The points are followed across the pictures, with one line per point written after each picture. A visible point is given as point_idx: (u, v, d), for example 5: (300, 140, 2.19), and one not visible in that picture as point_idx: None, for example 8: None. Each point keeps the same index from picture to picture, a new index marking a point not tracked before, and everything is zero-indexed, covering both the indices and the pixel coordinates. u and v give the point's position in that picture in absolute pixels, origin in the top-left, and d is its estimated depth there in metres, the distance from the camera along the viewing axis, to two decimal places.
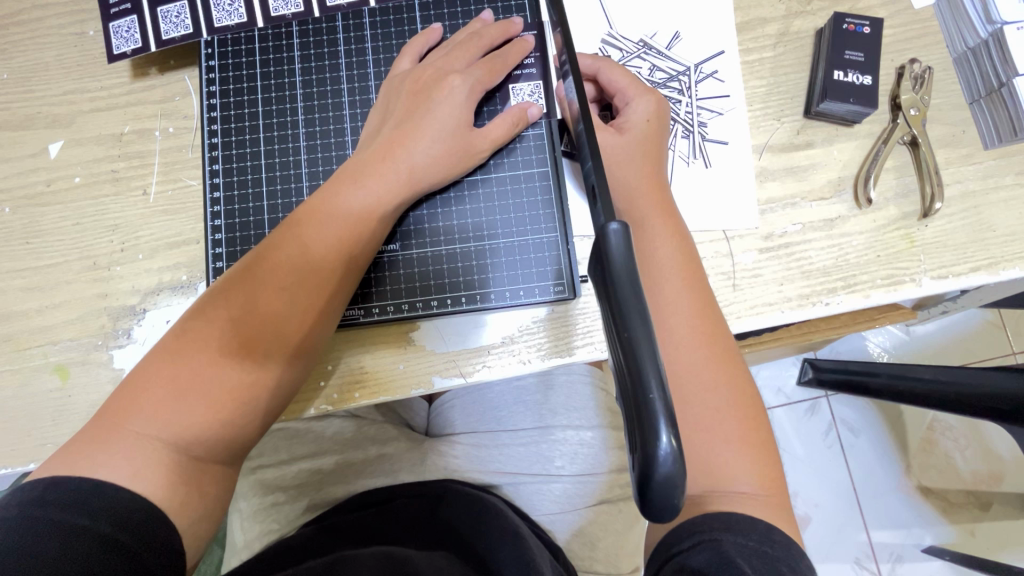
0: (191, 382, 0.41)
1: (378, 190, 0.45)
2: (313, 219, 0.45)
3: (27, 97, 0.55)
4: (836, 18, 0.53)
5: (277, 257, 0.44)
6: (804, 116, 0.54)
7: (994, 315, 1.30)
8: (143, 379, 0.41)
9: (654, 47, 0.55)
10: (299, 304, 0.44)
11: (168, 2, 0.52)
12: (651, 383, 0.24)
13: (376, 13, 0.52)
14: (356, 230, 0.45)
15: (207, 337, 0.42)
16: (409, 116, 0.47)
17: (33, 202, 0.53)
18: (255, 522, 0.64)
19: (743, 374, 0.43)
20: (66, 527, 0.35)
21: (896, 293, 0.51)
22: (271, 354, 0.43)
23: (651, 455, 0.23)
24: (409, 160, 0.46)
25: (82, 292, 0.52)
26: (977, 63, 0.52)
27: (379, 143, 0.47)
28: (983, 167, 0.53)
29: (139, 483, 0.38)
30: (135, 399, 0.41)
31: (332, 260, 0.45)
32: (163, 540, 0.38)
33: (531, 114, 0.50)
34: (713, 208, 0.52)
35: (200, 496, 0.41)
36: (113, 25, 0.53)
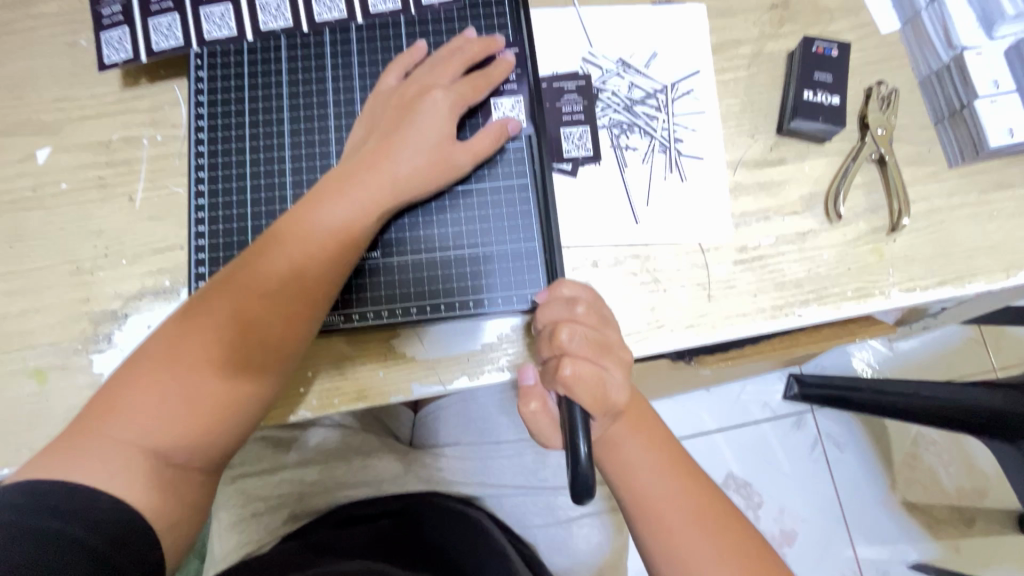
0: (175, 390, 0.42)
1: (362, 201, 0.46)
2: (298, 230, 0.46)
3: (17, 104, 0.56)
4: (806, 41, 0.55)
5: (260, 266, 0.45)
6: (777, 133, 0.56)
7: (974, 332, 1.33)
8: (126, 385, 0.42)
9: (632, 66, 0.57)
10: (281, 312, 0.45)
11: (160, 14, 0.53)
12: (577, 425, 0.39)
13: (363, 29, 0.54)
14: (341, 241, 0.46)
15: (190, 345, 0.43)
16: (393, 130, 0.48)
17: (18, 207, 0.54)
18: (232, 533, 0.63)
19: (719, 503, 0.46)
20: (37, 531, 0.35)
21: (867, 305, 0.53)
22: (252, 361, 0.44)
23: (575, 456, 0.37)
24: (393, 171, 0.47)
25: (64, 296, 0.53)
26: (941, 86, 0.55)
27: (363, 155, 0.48)
28: (948, 184, 0.55)
29: (115, 487, 0.39)
30: (116, 403, 0.41)
31: (316, 270, 0.46)
32: (140, 544, 0.38)
33: (510, 128, 0.51)
34: (690, 221, 0.54)
35: (180, 500, 0.42)
36: (105, 35, 0.54)
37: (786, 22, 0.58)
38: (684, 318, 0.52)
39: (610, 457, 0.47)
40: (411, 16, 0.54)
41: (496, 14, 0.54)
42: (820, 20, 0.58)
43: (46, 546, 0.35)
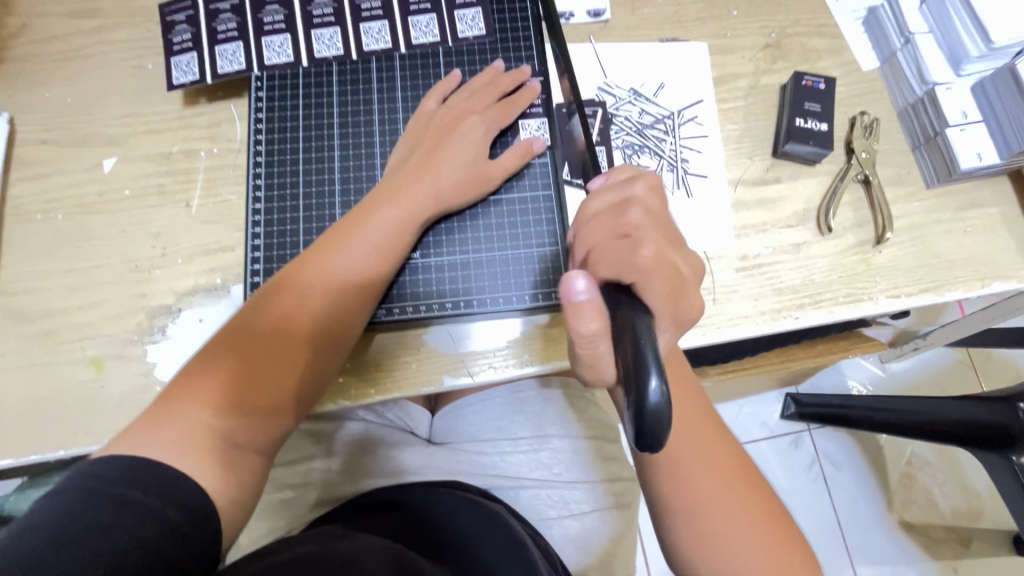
0: (246, 372, 0.47)
1: (410, 208, 0.52)
2: (354, 232, 0.51)
3: (87, 119, 0.62)
4: (796, 76, 0.62)
5: (316, 268, 0.50)
6: (773, 155, 0.62)
7: (961, 354, 1.38)
8: (199, 369, 0.47)
9: (643, 95, 0.64)
10: (337, 305, 0.50)
11: (225, 42, 0.60)
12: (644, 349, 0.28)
13: (406, 58, 0.60)
14: (391, 243, 0.52)
15: (259, 333, 0.48)
16: (436, 147, 0.54)
17: (84, 210, 0.59)
18: (262, 521, 0.68)
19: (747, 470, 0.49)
20: (117, 497, 0.38)
21: (857, 310, 0.58)
22: (310, 349, 0.49)
23: (641, 395, 0.27)
24: (437, 183, 0.53)
25: (123, 291, 0.57)
26: (917, 117, 0.62)
27: (410, 168, 0.54)
28: (926, 202, 0.61)
29: (184, 465, 0.42)
30: (188, 390, 0.46)
31: (369, 269, 0.51)
32: (205, 519, 0.41)
33: (535, 146, 0.57)
34: (696, 232, 0.59)
35: (236, 480, 0.45)
36: (174, 59, 0.60)
37: (778, 60, 0.65)
38: None
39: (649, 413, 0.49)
40: (448, 48, 0.61)
41: (524, 47, 0.61)
42: (808, 59, 0.65)
43: (124, 509, 0.37)
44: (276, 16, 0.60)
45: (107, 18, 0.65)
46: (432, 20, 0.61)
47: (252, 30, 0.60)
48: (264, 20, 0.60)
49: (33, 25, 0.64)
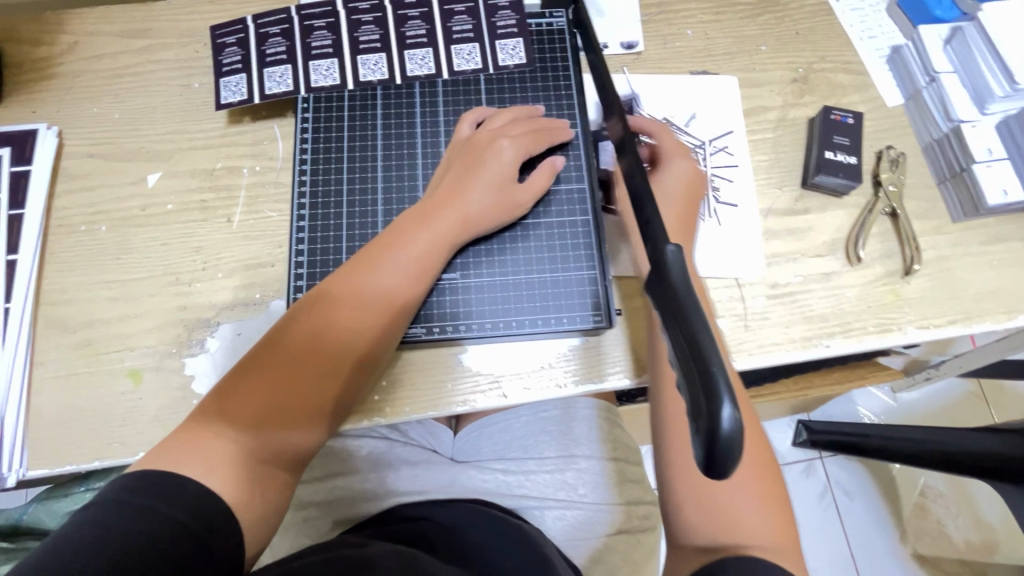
0: (278, 389, 0.47)
1: (441, 231, 0.53)
2: (385, 253, 0.52)
3: (133, 134, 0.63)
4: (825, 110, 0.64)
5: (349, 289, 0.51)
6: (802, 186, 0.64)
7: (973, 385, 1.39)
8: (232, 388, 0.47)
9: (674, 124, 0.66)
10: (369, 323, 0.50)
11: (274, 65, 0.62)
12: (715, 367, 0.29)
13: (449, 84, 0.63)
14: (423, 264, 0.52)
15: (291, 352, 0.48)
16: (466, 172, 0.55)
17: (127, 223, 0.60)
18: (288, 535, 0.68)
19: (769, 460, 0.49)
20: (153, 513, 0.38)
21: (886, 339, 0.59)
22: (342, 367, 0.49)
23: (715, 423, 0.28)
24: (466, 206, 0.54)
25: (162, 304, 0.58)
26: (943, 153, 0.63)
27: (441, 192, 0.55)
28: (953, 236, 0.62)
29: (213, 479, 0.42)
30: (221, 406, 0.46)
31: (401, 289, 0.52)
32: (229, 535, 0.41)
33: (557, 164, 0.58)
34: (728, 260, 0.60)
35: (264, 497, 0.45)
36: (223, 80, 0.62)
37: (806, 94, 0.67)
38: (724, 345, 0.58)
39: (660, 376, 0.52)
40: (490, 75, 0.63)
41: (562, 77, 0.64)
42: (835, 94, 0.67)
43: (158, 523, 0.37)
44: (325, 41, 0.63)
45: (157, 38, 0.67)
46: (474, 48, 0.63)
47: (300, 54, 0.62)
48: (313, 44, 0.63)
49: (85, 43, 0.66)
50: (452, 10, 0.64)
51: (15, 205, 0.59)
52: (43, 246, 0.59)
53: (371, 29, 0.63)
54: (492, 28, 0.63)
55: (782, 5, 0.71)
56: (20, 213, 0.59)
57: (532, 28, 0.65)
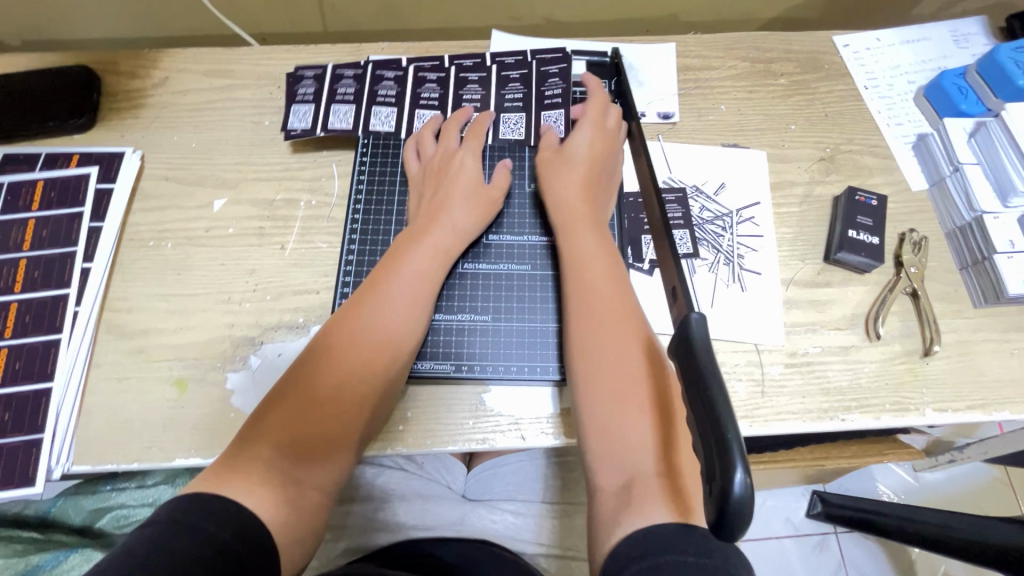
0: (299, 414, 0.51)
1: (429, 247, 0.59)
2: (389, 280, 0.57)
3: (206, 162, 0.70)
4: (850, 190, 0.67)
5: (359, 316, 0.55)
6: (824, 261, 0.66)
7: (1000, 472, 1.34)
8: (250, 428, 0.50)
9: (704, 192, 0.69)
10: (379, 339, 0.55)
11: (341, 103, 0.69)
12: (729, 431, 0.31)
13: (495, 139, 0.68)
14: (418, 277, 0.58)
15: (303, 381, 0.53)
16: (440, 191, 0.62)
17: (191, 242, 0.66)
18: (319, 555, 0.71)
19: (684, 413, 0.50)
20: (196, 533, 0.40)
21: (904, 419, 0.59)
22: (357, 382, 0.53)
23: (727, 486, 0.30)
24: (451, 219, 0.61)
25: (213, 320, 0.62)
26: (965, 240, 0.65)
27: (422, 217, 0.61)
28: (974, 320, 0.63)
29: (251, 498, 0.45)
30: (256, 431, 0.50)
31: (403, 309, 0.56)
32: (266, 553, 0.43)
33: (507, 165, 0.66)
34: (749, 325, 0.63)
35: (297, 519, 0.47)
36: (295, 108, 0.69)
37: (832, 173, 0.71)
38: (740, 409, 0.59)
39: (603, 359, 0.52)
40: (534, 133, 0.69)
41: None
42: (861, 175, 0.71)
43: (202, 544, 0.40)
44: (389, 92, 0.70)
45: (236, 78, 0.74)
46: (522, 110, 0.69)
47: (366, 100, 0.69)
48: (378, 92, 0.70)
49: (174, 79, 0.74)
50: (507, 77, 0.70)
51: (96, 218, 0.65)
52: (114, 257, 0.64)
53: (432, 87, 0.70)
54: (541, 95, 0.69)
55: (812, 88, 0.75)
56: (98, 226, 0.65)
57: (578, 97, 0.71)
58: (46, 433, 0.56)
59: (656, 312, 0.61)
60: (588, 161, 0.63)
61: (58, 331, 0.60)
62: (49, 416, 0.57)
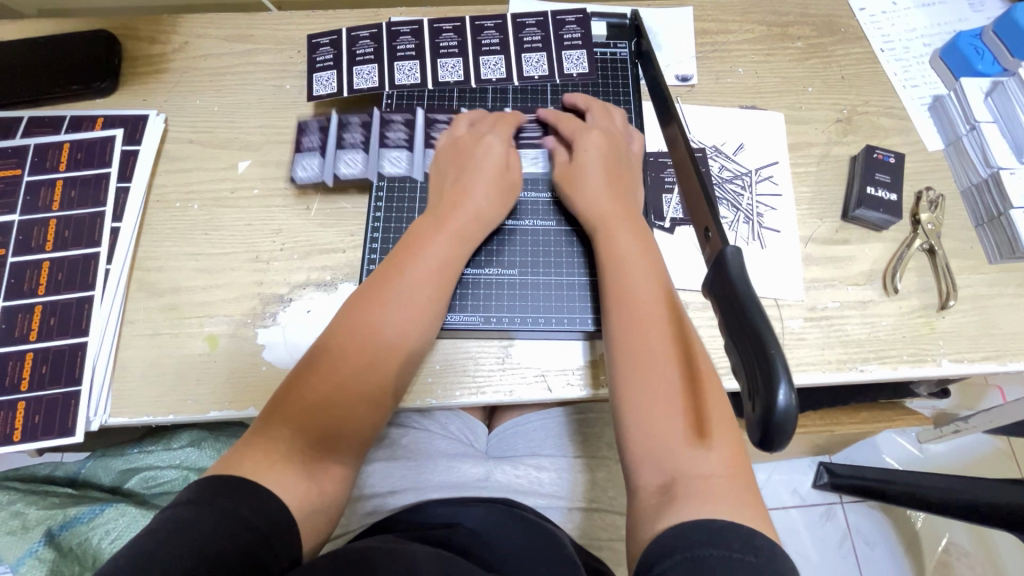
0: (319, 399, 0.51)
1: (449, 230, 0.59)
2: (407, 264, 0.57)
3: (229, 125, 0.70)
4: (867, 149, 0.68)
5: (375, 300, 0.55)
6: (842, 218, 0.67)
7: (1003, 443, 1.37)
8: (270, 412, 0.51)
9: (723, 152, 0.70)
10: (396, 326, 0.54)
11: (323, 70, 0.68)
12: (772, 353, 0.32)
13: (518, 91, 0.69)
14: (433, 261, 0.57)
15: (325, 366, 0.52)
16: (461, 178, 0.62)
17: (218, 203, 0.66)
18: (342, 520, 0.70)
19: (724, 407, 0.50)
20: (219, 511, 0.41)
21: (921, 369, 0.61)
22: (378, 370, 0.53)
23: (771, 402, 0.31)
24: (476, 210, 0.60)
25: (242, 278, 0.63)
26: (981, 197, 0.66)
27: (442, 201, 0.61)
28: (989, 276, 0.65)
29: (271, 477, 0.46)
30: (279, 412, 0.50)
31: (419, 295, 0.56)
32: (286, 529, 0.44)
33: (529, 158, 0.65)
34: (770, 280, 0.64)
35: (317, 492, 0.49)
36: (308, 122, 0.68)
37: (849, 134, 0.71)
38: None
39: (634, 356, 0.52)
40: (557, 86, 0.69)
41: (622, 98, 0.69)
42: (878, 135, 0.71)
43: (226, 520, 0.41)
44: (357, 136, 0.67)
45: (257, 43, 0.75)
46: (542, 57, 0.69)
47: (333, 137, 0.67)
48: (346, 137, 0.67)
49: (194, 44, 0.74)
50: (524, 23, 0.70)
51: (123, 178, 0.66)
52: (143, 217, 0.65)
53: (398, 128, 0.67)
54: (559, 40, 0.70)
55: (829, 51, 0.76)
56: (126, 186, 0.65)
57: (599, 56, 0.71)
58: (84, 385, 0.57)
59: (678, 262, 0.63)
60: (611, 163, 0.62)
61: (91, 289, 0.61)
62: (86, 369, 0.58)
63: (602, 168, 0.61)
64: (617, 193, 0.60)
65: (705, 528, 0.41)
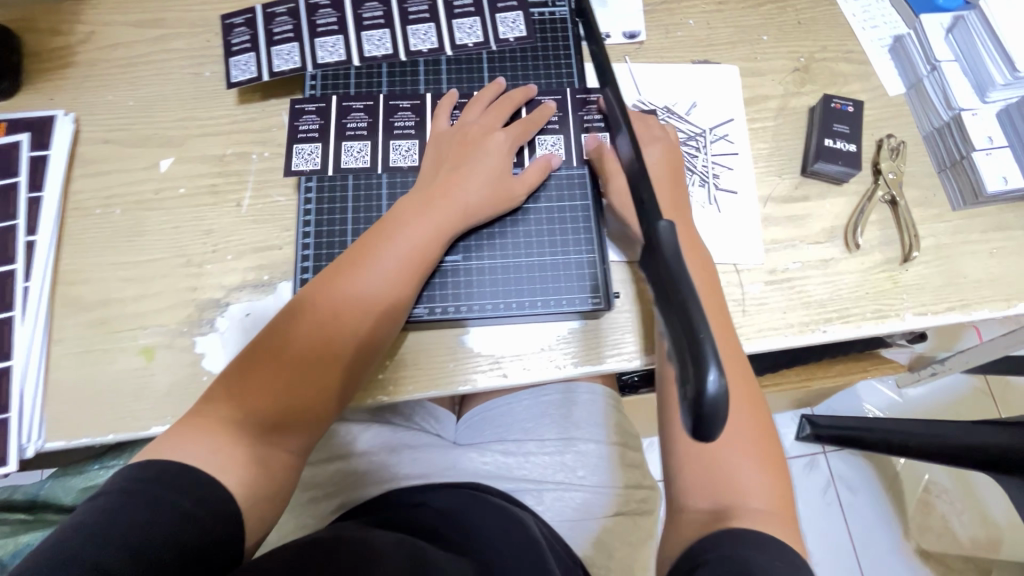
0: (281, 390, 0.48)
1: (429, 211, 0.55)
2: (384, 247, 0.53)
3: (146, 120, 0.65)
4: (825, 99, 0.65)
5: (349, 282, 0.52)
6: (801, 174, 0.64)
7: (980, 381, 1.38)
8: (235, 381, 0.48)
9: (675, 113, 0.66)
10: (368, 318, 0.52)
11: (239, 53, 0.64)
12: (700, 333, 0.30)
13: (452, 61, 0.64)
14: (413, 249, 0.54)
15: (291, 356, 0.49)
16: (458, 167, 0.57)
17: (141, 207, 0.62)
18: (291, 517, 0.67)
19: (771, 435, 0.49)
20: (150, 500, 0.41)
21: (884, 325, 0.59)
22: (347, 353, 0.51)
23: (700, 387, 0.29)
24: (465, 201, 0.56)
25: (174, 284, 0.59)
26: (944, 141, 0.64)
27: (433, 183, 0.57)
28: (953, 223, 0.62)
29: (217, 458, 0.45)
30: (229, 393, 0.48)
31: (394, 285, 0.53)
32: (228, 515, 0.44)
33: (553, 162, 0.60)
34: (727, 245, 0.61)
35: (265, 479, 0.47)
36: (233, 59, 0.64)
37: (807, 83, 0.68)
38: None
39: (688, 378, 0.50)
40: (493, 53, 0.65)
41: (564, 63, 0.65)
42: (836, 83, 0.68)
43: (156, 510, 0.40)
44: (360, 123, 0.62)
45: (169, 27, 0.69)
46: (475, 22, 0.65)
47: (333, 123, 0.62)
48: (300, 127, 0.62)
49: (100, 33, 0.68)
50: None
51: (34, 187, 0.61)
52: (60, 228, 0.61)
53: (407, 115, 0.63)
54: (492, 3, 0.65)
55: None
56: (38, 196, 0.61)
57: (536, 17, 0.67)
58: (12, 412, 0.54)
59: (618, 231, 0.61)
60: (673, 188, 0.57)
61: (10, 309, 0.57)
62: (13, 394, 0.55)
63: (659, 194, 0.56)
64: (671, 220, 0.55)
65: (738, 539, 0.42)
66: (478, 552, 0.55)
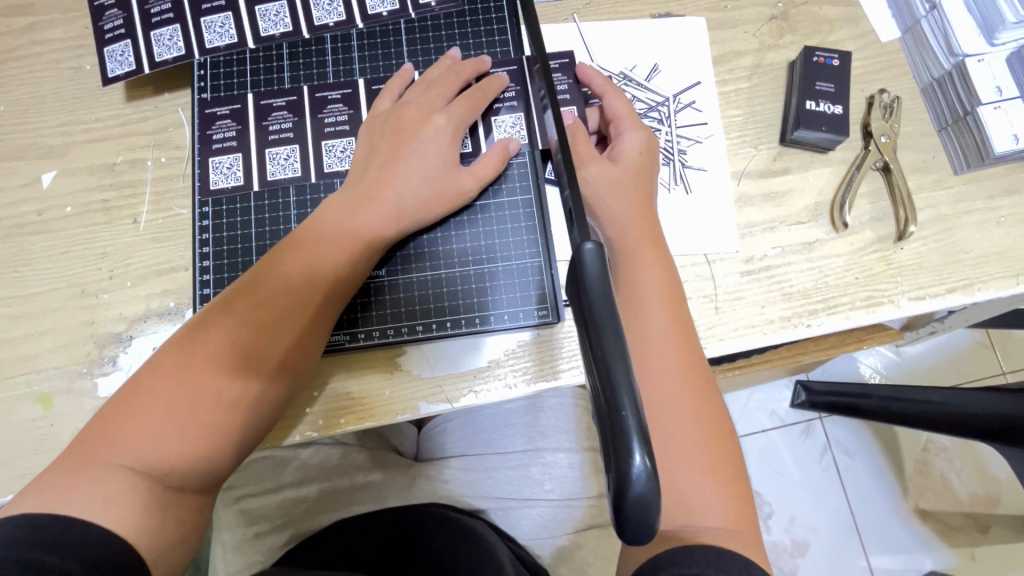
0: (178, 433, 0.39)
1: (362, 214, 0.46)
2: (308, 258, 0.45)
3: (21, 129, 0.56)
4: (806, 51, 0.55)
5: (268, 299, 0.43)
6: (780, 143, 0.56)
7: (982, 335, 1.31)
8: (128, 403, 0.40)
9: (634, 79, 0.57)
10: (287, 346, 0.43)
11: (113, 42, 0.55)
12: (624, 401, 0.24)
13: (364, 36, 0.56)
14: (341, 263, 0.45)
15: (191, 392, 0.40)
16: (394, 157, 0.48)
17: (23, 231, 0.54)
18: (238, 553, 0.61)
19: (729, 443, 0.42)
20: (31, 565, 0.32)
21: (876, 314, 0.52)
22: (263, 379, 0.42)
23: (624, 475, 0.23)
24: (400, 199, 0.47)
25: (69, 319, 0.52)
26: (944, 94, 0.55)
27: (367, 179, 0.48)
28: (955, 190, 0.54)
29: (108, 513, 0.36)
30: (112, 434, 0.38)
31: (318, 305, 0.44)
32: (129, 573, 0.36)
33: (512, 148, 0.51)
34: (696, 233, 0.54)
35: (176, 522, 0.39)
36: (107, 49, 0.55)
37: (786, 33, 0.58)
38: None
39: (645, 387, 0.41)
40: (412, 22, 0.56)
41: (497, 31, 0.56)
42: (820, 31, 0.58)
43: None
44: (284, 122, 0.54)
45: (38, 13, 0.58)
46: None
47: (253, 124, 0.54)
48: (214, 135, 0.54)
49: None
50: None
51: None
52: None
53: (338, 108, 0.54)
54: None
55: None
56: None
57: None
58: None
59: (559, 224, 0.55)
60: (642, 179, 0.48)
61: None
62: None
63: (625, 185, 0.47)
64: (641, 218, 0.47)
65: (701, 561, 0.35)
66: (423, 550, 0.54)
